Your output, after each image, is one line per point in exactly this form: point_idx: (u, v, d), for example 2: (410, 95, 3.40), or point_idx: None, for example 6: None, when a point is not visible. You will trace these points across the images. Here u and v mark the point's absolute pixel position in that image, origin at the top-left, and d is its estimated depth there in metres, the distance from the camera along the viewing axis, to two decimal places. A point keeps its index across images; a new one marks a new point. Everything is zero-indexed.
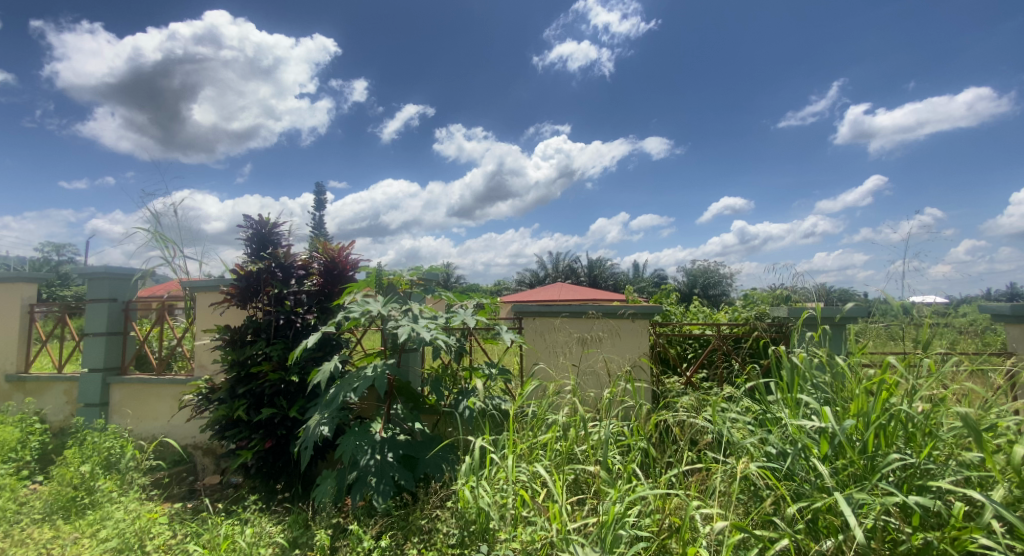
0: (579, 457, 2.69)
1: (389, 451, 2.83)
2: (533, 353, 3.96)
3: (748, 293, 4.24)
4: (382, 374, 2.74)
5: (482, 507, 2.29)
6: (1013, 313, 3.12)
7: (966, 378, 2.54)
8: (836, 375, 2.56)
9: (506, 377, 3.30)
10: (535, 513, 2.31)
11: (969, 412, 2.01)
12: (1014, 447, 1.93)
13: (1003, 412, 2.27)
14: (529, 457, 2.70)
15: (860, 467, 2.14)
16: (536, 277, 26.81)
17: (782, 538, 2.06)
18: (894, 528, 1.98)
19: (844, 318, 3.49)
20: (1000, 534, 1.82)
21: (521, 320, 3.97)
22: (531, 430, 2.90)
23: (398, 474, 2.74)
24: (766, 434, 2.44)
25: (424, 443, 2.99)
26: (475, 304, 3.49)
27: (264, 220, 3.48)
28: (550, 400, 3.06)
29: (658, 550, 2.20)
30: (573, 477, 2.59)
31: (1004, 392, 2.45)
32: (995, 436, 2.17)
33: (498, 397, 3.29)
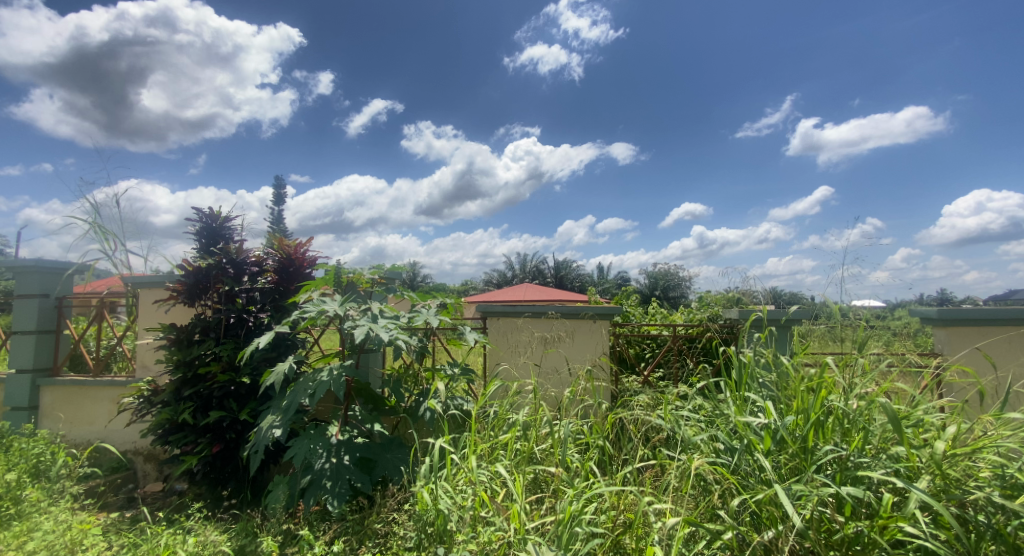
0: (538, 456, 2.69)
1: (346, 455, 2.74)
2: (496, 352, 3.94)
3: (704, 295, 4.35)
4: (340, 377, 2.66)
5: (441, 509, 2.25)
6: (939, 316, 3.21)
7: (898, 377, 2.67)
8: (782, 374, 2.65)
9: (469, 377, 3.26)
10: (494, 514, 2.28)
11: (893, 404, 2.14)
12: (936, 441, 2.05)
13: (928, 408, 2.40)
14: (489, 457, 2.68)
15: (797, 459, 2.23)
16: (502, 277, 26.86)
17: (728, 531, 2.11)
18: (829, 517, 2.06)
19: (790, 320, 3.64)
20: (923, 522, 1.91)
21: (484, 320, 3.96)
22: (492, 431, 2.87)
23: (354, 477, 2.67)
24: (716, 430, 2.50)
25: (382, 445, 2.92)
26: (438, 304, 3.43)
27: (214, 213, 3.32)
28: (510, 400, 3.05)
29: (613, 546, 2.22)
30: (532, 477, 2.58)
31: (931, 391, 2.60)
32: (921, 431, 2.28)
33: (460, 397, 3.25)
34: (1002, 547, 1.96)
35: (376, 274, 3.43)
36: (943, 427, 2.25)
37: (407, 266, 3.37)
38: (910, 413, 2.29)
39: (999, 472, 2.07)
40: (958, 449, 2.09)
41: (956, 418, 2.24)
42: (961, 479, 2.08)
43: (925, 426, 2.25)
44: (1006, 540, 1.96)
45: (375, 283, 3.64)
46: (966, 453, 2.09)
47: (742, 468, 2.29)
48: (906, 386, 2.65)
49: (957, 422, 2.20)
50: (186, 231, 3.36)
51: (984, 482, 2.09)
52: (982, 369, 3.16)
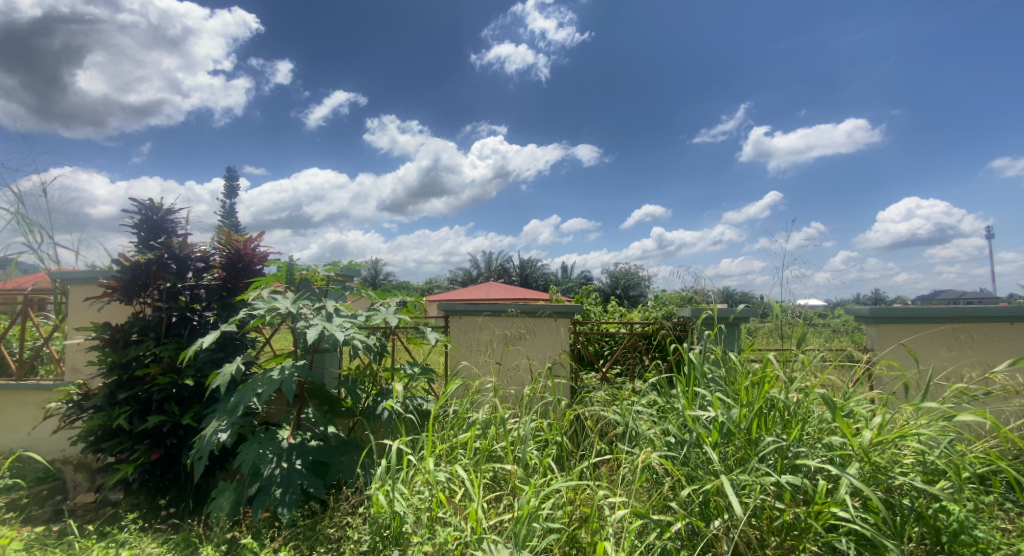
0: (497, 454, 2.66)
1: (298, 459, 2.63)
2: (457, 351, 3.90)
3: (660, 294, 4.43)
4: (291, 378, 2.54)
5: (396, 512, 2.18)
6: (871, 315, 3.35)
7: (835, 371, 2.80)
8: (729, 369, 2.73)
9: (429, 377, 3.19)
10: (451, 514, 2.23)
11: (831, 396, 2.24)
12: (866, 430, 2.14)
13: (859, 399, 2.52)
14: (448, 457, 2.62)
15: (743, 450, 2.29)
16: (467, 276, 26.72)
17: (678, 521, 2.15)
18: (770, 504, 2.12)
19: (738, 318, 3.74)
20: (853, 506, 1.99)
21: (445, 318, 3.91)
22: (452, 430, 2.83)
23: (307, 483, 2.56)
24: (666, 424, 2.54)
25: (337, 448, 2.82)
26: (397, 301, 3.35)
27: (155, 204, 3.13)
28: (470, 398, 3.01)
29: (568, 541, 2.21)
30: (491, 475, 2.55)
31: (863, 385, 2.75)
32: (853, 422, 2.38)
33: (420, 397, 3.18)
34: (924, 529, 2.06)
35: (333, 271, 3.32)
36: (872, 417, 2.36)
37: (365, 263, 3.27)
38: (843, 405, 2.38)
39: (921, 458, 2.18)
40: (884, 437, 2.19)
41: (882, 407, 2.35)
42: (889, 466, 2.18)
43: (857, 417, 2.35)
44: (927, 522, 2.07)
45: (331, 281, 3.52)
46: (893, 441, 2.20)
47: (692, 461, 2.33)
48: (840, 380, 2.78)
49: (882, 411, 2.31)
50: (123, 224, 3.15)
51: (908, 467, 2.20)
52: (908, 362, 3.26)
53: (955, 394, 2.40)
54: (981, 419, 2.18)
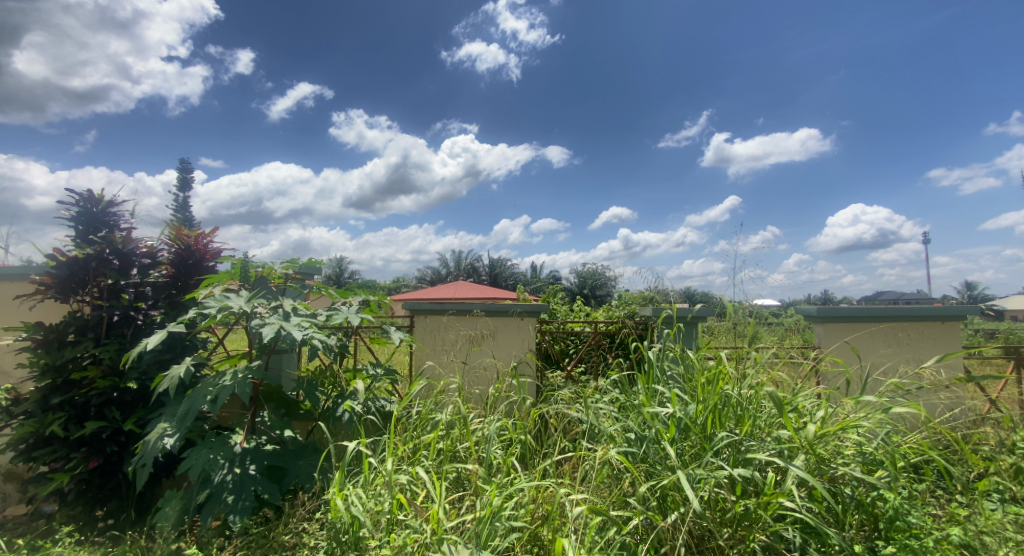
0: (461, 455, 2.64)
1: (252, 464, 2.54)
2: (422, 351, 3.86)
3: (623, 294, 4.51)
4: (245, 380, 2.45)
5: (354, 516, 2.13)
6: (818, 314, 3.50)
7: (783, 368, 2.93)
8: (687, 367, 2.81)
9: (392, 378, 3.13)
10: (412, 516, 2.20)
11: (779, 391, 2.34)
12: (811, 423, 2.25)
13: (806, 394, 2.63)
14: (409, 459, 2.58)
15: (698, 445, 2.35)
16: (434, 276, 26.52)
17: (635, 517, 2.19)
18: (723, 496, 2.18)
19: (696, 318, 3.86)
20: (799, 496, 2.08)
21: (410, 318, 3.88)
22: (415, 431, 2.79)
23: (261, 489, 2.47)
24: (626, 421, 2.59)
25: (294, 452, 2.73)
26: (360, 301, 3.28)
27: (95, 197, 2.98)
28: (434, 399, 2.98)
29: (530, 539, 2.22)
30: (454, 475, 2.52)
31: (809, 381, 2.88)
32: (799, 416, 2.49)
33: (382, 398, 3.12)
34: (863, 515, 2.17)
35: (292, 269, 3.23)
36: (816, 411, 2.47)
37: (326, 261, 3.20)
38: (790, 400, 2.49)
39: (860, 449, 2.30)
40: (827, 429, 2.30)
41: (825, 402, 2.47)
42: (831, 457, 2.29)
43: (802, 412, 2.46)
44: (866, 509, 2.18)
45: (289, 279, 3.42)
46: (835, 433, 2.32)
47: (650, 456, 2.37)
48: (789, 376, 2.90)
49: (825, 406, 2.43)
50: (59, 217, 2.98)
51: (848, 458, 2.31)
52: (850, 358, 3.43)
53: (891, 388, 2.55)
54: (914, 411, 2.32)
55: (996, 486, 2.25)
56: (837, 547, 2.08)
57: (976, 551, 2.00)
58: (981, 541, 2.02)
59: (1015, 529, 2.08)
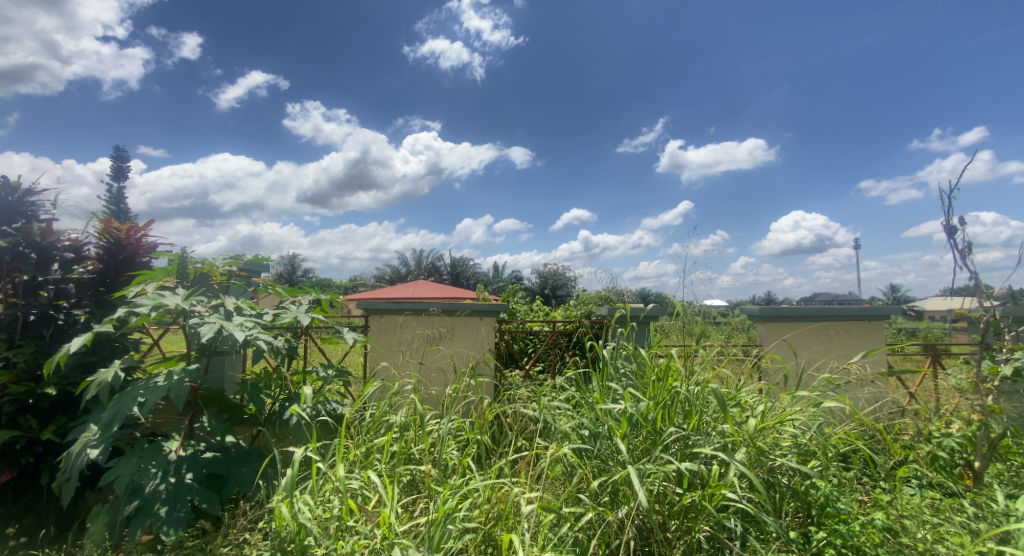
0: (415, 457, 2.60)
1: (188, 473, 2.42)
2: (376, 352, 3.80)
3: (581, 294, 4.60)
4: (180, 383, 2.33)
5: (301, 524, 2.05)
6: (761, 313, 3.67)
7: (727, 365, 3.06)
8: (639, 364, 2.89)
9: (345, 380, 3.05)
10: (362, 522, 2.14)
11: (723, 387, 2.43)
12: (752, 417, 2.35)
13: (749, 390, 2.76)
14: (361, 463, 2.53)
15: (648, 440, 2.42)
16: (391, 275, 26.13)
17: (588, 513, 2.22)
18: (671, 490, 2.25)
19: (648, 317, 3.97)
20: (740, 487, 2.16)
21: (364, 318, 3.81)
22: (367, 434, 2.73)
23: (198, 499, 2.36)
24: (581, 418, 2.63)
25: (236, 459, 2.62)
26: (310, 300, 3.18)
27: (12, 185, 2.77)
28: (389, 401, 2.93)
29: (484, 539, 2.20)
30: (407, 479, 2.48)
31: (751, 377, 3.03)
32: (742, 410, 2.60)
33: (334, 401, 3.04)
34: (798, 503, 2.30)
35: (235, 266, 3.10)
36: (757, 406, 2.59)
37: (273, 258, 3.08)
38: (733, 395, 2.60)
39: (795, 441, 2.42)
40: (766, 423, 2.42)
41: (766, 397, 2.60)
42: (769, 448, 2.40)
43: (744, 406, 2.58)
44: (800, 497, 2.31)
45: (232, 276, 3.28)
46: (773, 426, 2.44)
47: (602, 452, 2.42)
48: (733, 373, 3.03)
49: (765, 400, 2.56)
50: None
51: (785, 450, 2.43)
52: (787, 355, 3.63)
53: (824, 383, 2.70)
54: (842, 405, 2.49)
55: (914, 472, 2.43)
56: (774, 534, 2.18)
57: (897, 533, 2.14)
58: (901, 524, 2.17)
59: (931, 511, 2.24)
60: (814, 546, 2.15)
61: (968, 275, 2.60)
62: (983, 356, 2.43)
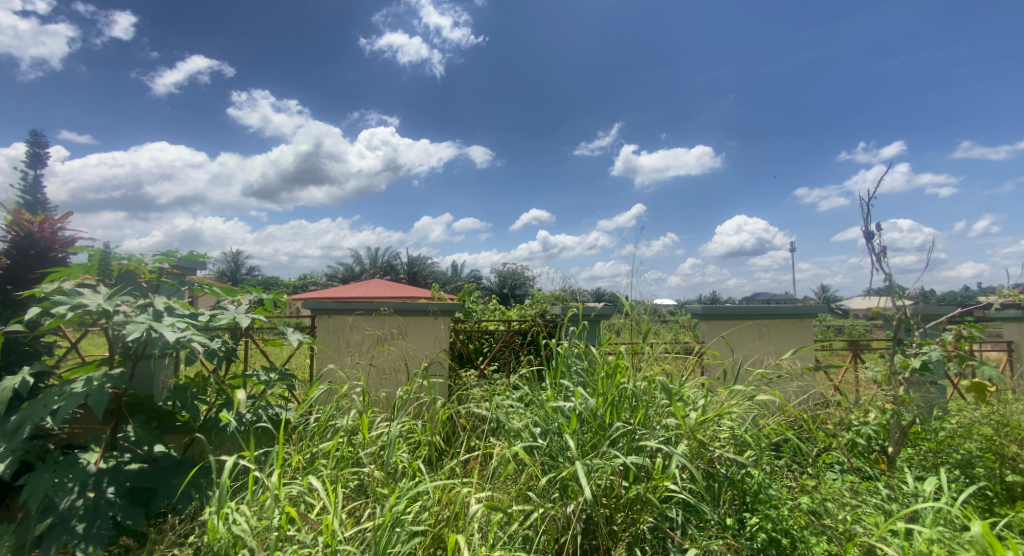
0: (363, 460, 2.57)
1: (110, 487, 2.28)
2: (323, 354, 3.74)
3: (535, 294, 4.67)
4: (101, 389, 2.23)
5: (236, 536, 1.98)
6: (703, 311, 3.84)
7: (671, 362, 3.21)
8: (590, 362, 2.98)
9: (289, 384, 2.96)
10: (304, 531, 2.09)
11: (667, 381, 2.56)
12: (693, 411, 2.48)
13: (691, 385, 2.90)
14: (306, 469, 2.48)
15: (596, 435, 2.51)
16: (345, 274, 25.56)
17: (537, 510, 2.26)
18: (617, 483, 2.34)
19: (599, 315, 4.09)
20: (681, 478, 2.28)
21: (311, 318, 3.74)
22: (312, 439, 2.69)
23: (120, 515, 2.23)
24: (531, 417, 2.69)
25: (166, 470, 2.47)
26: (251, 300, 3.09)
27: None
28: (336, 404, 2.88)
29: (434, 542, 2.20)
30: (355, 483, 2.46)
31: (693, 373, 3.18)
32: (685, 405, 2.73)
33: (277, 406, 2.96)
34: (734, 491, 2.44)
35: (167, 263, 2.97)
36: (698, 400, 2.73)
37: (209, 255, 2.97)
38: (677, 390, 2.72)
39: (732, 432, 2.58)
40: (707, 416, 2.56)
41: (706, 392, 2.74)
42: (709, 440, 2.54)
43: (686, 401, 2.70)
44: (736, 486, 2.46)
45: (163, 274, 3.15)
46: (712, 419, 2.58)
47: (552, 448, 2.48)
48: (676, 369, 3.17)
49: (705, 395, 2.70)
50: None
51: (723, 441, 2.57)
52: (726, 351, 3.83)
53: (758, 378, 2.87)
54: (774, 398, 2.67)
55: (836, 459, 2.62)
56: (712, 522, 2.31)
57: (821, 515, 2.30)
58: (824, 507, 2.33)
59: (850, 494, 2.42)
60: (748, 531, 2.28)
61: (886, 277, 2.83)
62: (897, 350, 2.66)
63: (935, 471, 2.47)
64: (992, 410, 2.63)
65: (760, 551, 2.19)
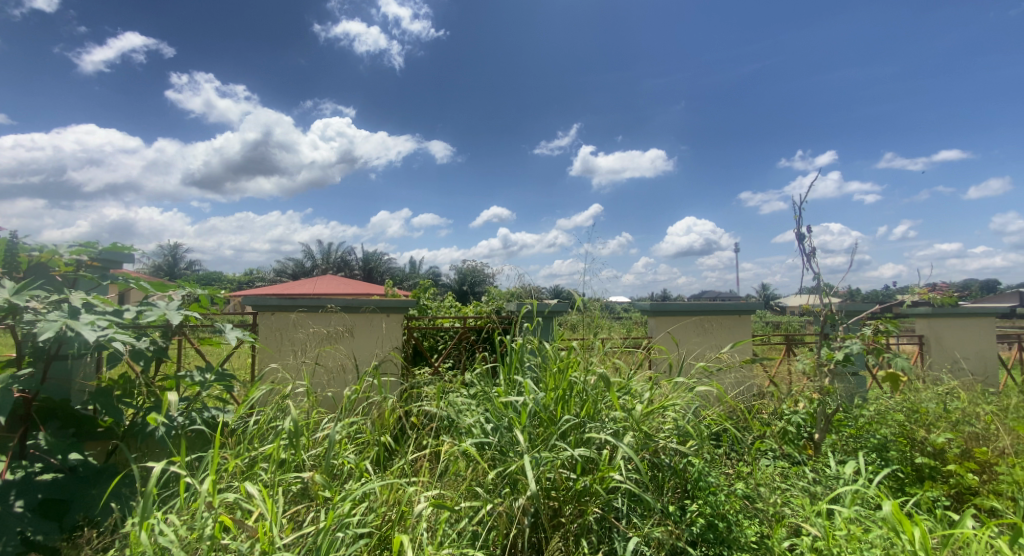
0: (304, 464, 2.52)
1: (18, 500, 2.14)
2: (265, 353, 3.69)
3: (491, 291, 4.73)
4: (7, 391, 2.09)
5: (161, 547, 1.88)
6: (652, 308, 4.00)
7: (620, 356, 3.34)
8: (543, 358, 3.06)
9: (227, 384, 2.81)
10: (238, 539, 2.00)
11: (612, 375, 2.66)
12: (638, 403, 2.60)
13: (639, 379, 3.02)
14: (244, 475, 2.40)
15: (545, 429, 2.58)
16: (299, 269, 24.88)
17: (484, 506, 2.31)
18: (565, 475, 2.41)
19: (553, 312, 4.17)
20: (625, 468, 2.37)
21: (252, 316, 3.68)
22: (253, 442, 2.62)
23: (30, 530, 2.09)
24: (483, 413, 2.75)
25: (84, 480, 2.31)
26: (184, 296, 2.97)
27: None
28: (278, 406, 2.82)
29: (379, 544, 2.19)
30: (297, 487, 2.39)
31: (640, 368, 3.32)
32: (632, 398, 2.85)
33: (214, 408, 2.81)
34: (677, 480, 2.57)
35: (87, 255, 2.82)
36: (644, 392, 2.86)
37: (134, 248, 2.84)
38: (624, 384, 2.83)
39: (675, 423, 2.71)
40: (651, 409, 2.68)
41: (651, 386, 2.86)
42: (655, 431, 2.67)
43: (633, 394, 2.81)
44: (678, 475, 2.58)
45: (83, 267, 2.98)
46: (657, 411, 2.71)
47: (502, 443, 2.53)
48: (625, 363, 3.30)
49: (651, 388, 2.83)
50: None
51: (667, 431, 2.70)
52: (673, 346, 4.02)
53: (700, 371, 3.03)
54: (713, 390, 2.82)
55: (770, 446, 2.80)
56: (655, 510, 2.42)
57: (753, 499, 2.46)
58: (757, 492, 2.50)
59: (781, 479, 2.61)
60: (689, 517, 2.40)
61: (816, 276, 3.04)
62: (823, 344, 2.87)
63: (854, 455, 2.68)
64: (904, 399, 2.90)
65: (699, 536, 2.30)
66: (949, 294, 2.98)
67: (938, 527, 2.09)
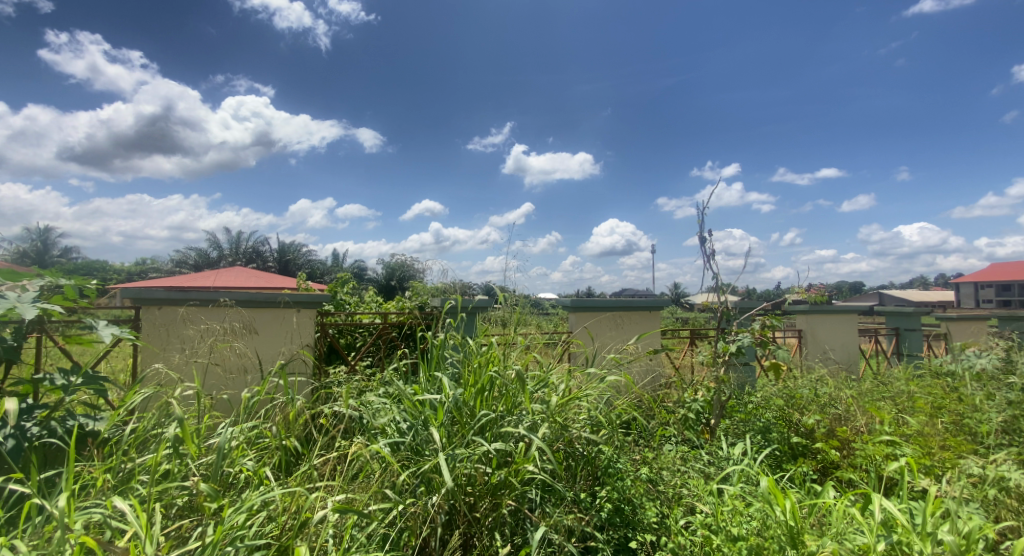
0: (194, 472, 2.37)
1: None
2: (150, 352, 3.43)
3: (415, 285, 4.69)
4: None
5: None
6: (572, 304, 4.15)
7: (538, 351, 3.46)
8: (465, 352, 3.10)
9: (97, 387, 2.57)
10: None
11: (527, 371, 2.74)
12: (552, 396, 2.70)
13: (555, 371, 3.15)
14: (118, 490, 2.21)
15: (463, 424, 2.62)
16: (207, 260, 23.18)
17: (395, 507, 2.30)
18: (481, 470, 2.46)
19: (475, 308, 4.22)
20: (538, 460, 2.46)
21: (135, 310, 3.41)
22: (130, 452, 2.43)
23: None
24: (399, 410, 2.74)
25: None
26: (44, 287, 2.69)
27: None
28: (159, 411, 2.63)
29: (279, 551, 2.12)
30: (182, 500, 2.23)
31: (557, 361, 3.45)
32: (549, 390, 2.96)
33: (83, 416, 2.56)
34: (587, 470, 2.70)
35: None
36: (559, 384, 2.98)
37: None
38: (540, 378, 2.93)
39: (589, 413, 2.86)
40: (566, 401, 2.80)
41: (564, 378, 2.98)
42: (569, 422, 2.79)
43: (550, 386, 2.92)
44: (590, 463, 2.73)
45: None
46: (570, 403, 2.84)
47: (418, 440, 2.56)
48: (545, 356, 3.43)
49: (566, 380, 2.95)
50: None
51: (582, 421, 2.84)
52: (589, 340, 4.20)
53: (613, 362, 3.21)
54: (620, 381, 3.00)
55: (672, 432, 3.03)
56: (566, 499, 2.54)
57: (657, 482, 2.66)
58: (658, 476, 2.69)
59: (681, 462, 2.82)
60: (598, 503, 2.55)
61: (716, 275, 3.31)
62: (720, 338, 3.15)
63: (742, 437, 2.97)
64: (784, 385, 3.27)
65: (606, 520, 2.45)
66: (823, 293, 3.36)
67: (806, 497, 2.38)
